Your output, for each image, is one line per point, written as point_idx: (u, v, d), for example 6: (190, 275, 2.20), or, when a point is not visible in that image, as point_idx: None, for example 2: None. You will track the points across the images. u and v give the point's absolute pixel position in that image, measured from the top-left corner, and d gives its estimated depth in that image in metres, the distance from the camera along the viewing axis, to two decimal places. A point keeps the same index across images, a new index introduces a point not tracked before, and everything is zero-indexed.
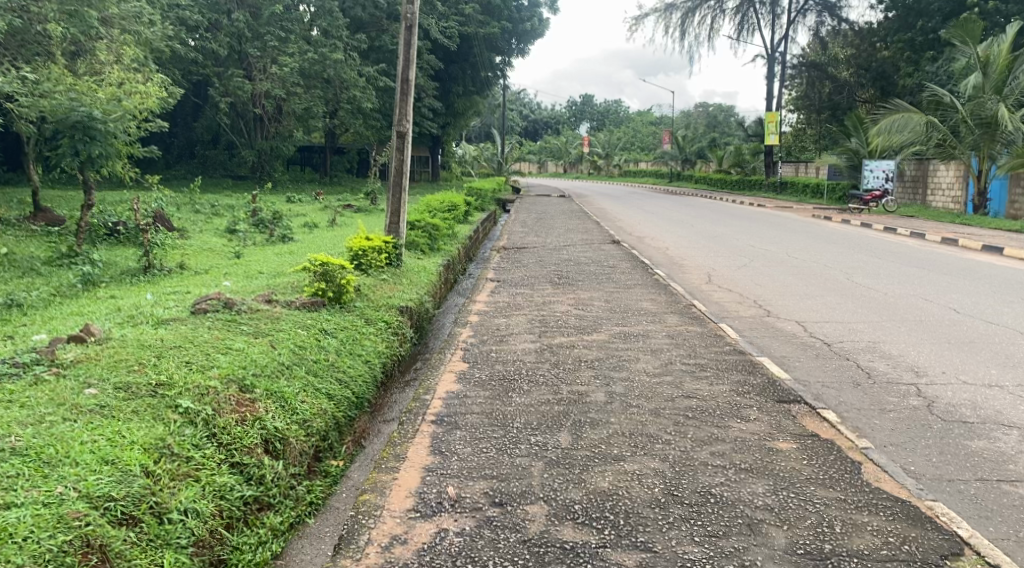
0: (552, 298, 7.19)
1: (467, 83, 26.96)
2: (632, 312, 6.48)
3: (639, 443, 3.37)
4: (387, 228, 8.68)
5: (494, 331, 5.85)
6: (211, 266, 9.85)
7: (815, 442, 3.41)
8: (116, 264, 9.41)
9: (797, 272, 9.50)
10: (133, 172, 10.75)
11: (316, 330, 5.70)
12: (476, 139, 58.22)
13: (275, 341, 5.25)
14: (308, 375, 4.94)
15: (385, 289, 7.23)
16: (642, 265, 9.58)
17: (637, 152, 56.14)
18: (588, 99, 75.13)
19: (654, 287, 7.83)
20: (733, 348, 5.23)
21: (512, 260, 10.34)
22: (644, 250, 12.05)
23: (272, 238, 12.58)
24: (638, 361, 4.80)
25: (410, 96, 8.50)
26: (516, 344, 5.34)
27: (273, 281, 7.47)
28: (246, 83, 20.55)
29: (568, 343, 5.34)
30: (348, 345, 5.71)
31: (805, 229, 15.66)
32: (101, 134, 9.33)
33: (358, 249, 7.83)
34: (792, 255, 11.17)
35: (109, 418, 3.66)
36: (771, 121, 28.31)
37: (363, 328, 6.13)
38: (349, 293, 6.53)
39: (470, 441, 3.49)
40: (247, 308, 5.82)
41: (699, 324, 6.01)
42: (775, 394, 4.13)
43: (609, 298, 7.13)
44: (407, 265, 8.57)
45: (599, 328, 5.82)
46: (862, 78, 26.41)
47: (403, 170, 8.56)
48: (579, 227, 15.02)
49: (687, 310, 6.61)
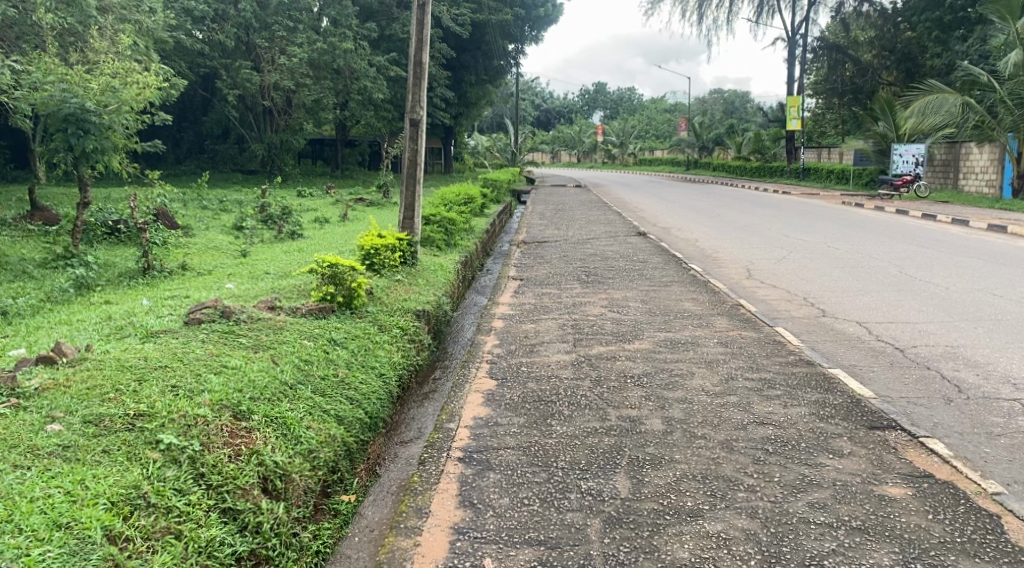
0: (583, 298, 6.56)
1: (480, 71, 26.30)
2: (674, 315, 5.85)
3: (717, 491, 2.84)
4: (401, 224, 8.04)
5: (523, 339, 5.22)
6: (216, 266, 9.29)
7: (935, 488, 2.86)
8: (115, 265, 8.89)
9: (844, 264, 8.87)
10: (132, 167, 10.20)
11: (323, 341, 5.09)
12: (488, 129, 57.60)
13: (278, 357, 4.64)
14: (316, 396, 4.34)
15: (399, 292, 6.60)
16: (674, 259, 8.94)
17: (652, 140, 55.37)
18: (601, 88, 74.38)
19: (693, 285, 7.19)
20: (798, 359, 4.61)
21: (534, 255, 9.72)
22: (673, 242, 11.40)
23: (281, 235, 12.03)
24: (693, 377, 4.18)
25: (424, 81, 7.82)
26: (550, 356, 4.71)
27: (278, 284, 6.87)
28: (255, 74, 19.96)
29: (609, 354, 4.71)
30: (359, 357, 5.11)
31: (838, 216, 14.93)
32: (95, 126, 8.77)
33: (369, 246, 7.17)
34: (831, 245, 10.50)
35: (72, 464, 3.09)
36: (793, 106, 27.47)
37: (376, 336, 5.54)
38: (361, 297, 5.90)
39: (506, 489, 2.93)
40: (247, 315, 5.18)
41: (751, 329, 5.39)
42: (863, 419, 3.52)
43: (645, 298, 6.51)
44: (422, 264, 7.94)
45: (641, 334, 5.21)
46: (887, 59, 25.56)
47: (418, 160, 7.90)
48: (600, 218, 14.37)
49: (735, 312, 5.98)
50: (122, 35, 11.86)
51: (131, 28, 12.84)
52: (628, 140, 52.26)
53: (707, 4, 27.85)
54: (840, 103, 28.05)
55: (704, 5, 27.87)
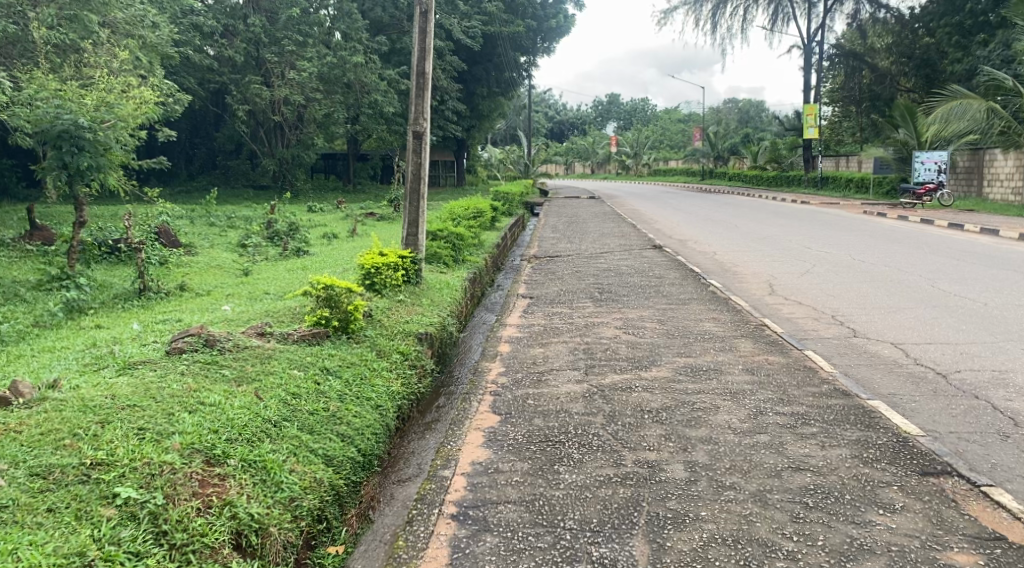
0: (596, 318, 6.15)
1: (492, 84, 26.02)
2: (695, 338, 5.43)
3: (751, 560, 2.51)
4: (404, 240, 7.67)
5: (531, 366, 4.82)
6: (216, 286, 8.95)
7: (1007, 555, 2.51)
8: (110, 286, 8.56)
9: (872, 278, 8.44)
10: (130, 185, 9.90)
11: (314, 371, 4.72)
12: (501, 142, 57.44)
13: (262, 390, 4.26)
14: (302, 435, 3.96)
15: (401, 313, 6.22)
16: (692, 274, 8.53)
17: (667, 150, 54.94)
18: (614, 99, 74.13)
19: (713, 303, 6.77)
20: (833, 388, 4.20)
21: (545, 270, 9.32)
22: (690, 255, 10.98)
23: (285, 252, 11.68)
24: (717, 412, 3.77)
25: (427, 92, 7.47)
26: (560, 387, 4.30)
27: (273, 307, 6.50)
28: (264, 89, 19.75)
29: (624, 384, 4.30)
30: (354, 387, 4.73)
31: (862, 226, 14.44)
32: (90, 143, 8.44)
33: (369, 265, 6.77)
34: (856, 258, 10.06)
35: (10, 528, 2.76)
36: (810, 114, 27.00)
37: (374, 363, 5.17)
38: (358, 320, 5.52)
39: (504, 557, 2.59)
40: (232, 344, 4.80)
41: (779, 353, 4.97)
42: (913, 462, 3.11)
43: (662, 318, 6.09)
44: (428, 282, 7.58)
45: (659, 360, 4.79)
46: (905, 66, 25.10)
47: (421, 175, 7.54)
48: (615, 231, 13.95)
49: (761, 335, 5.56)
50: (125, 51, 11.62)
51: (136, 43, 12.62)
52: (642, 151, 51.85)
53: (721, 12, 27.46)
54: (858, 110, 27.56)
55: (718, 14, 27.50)
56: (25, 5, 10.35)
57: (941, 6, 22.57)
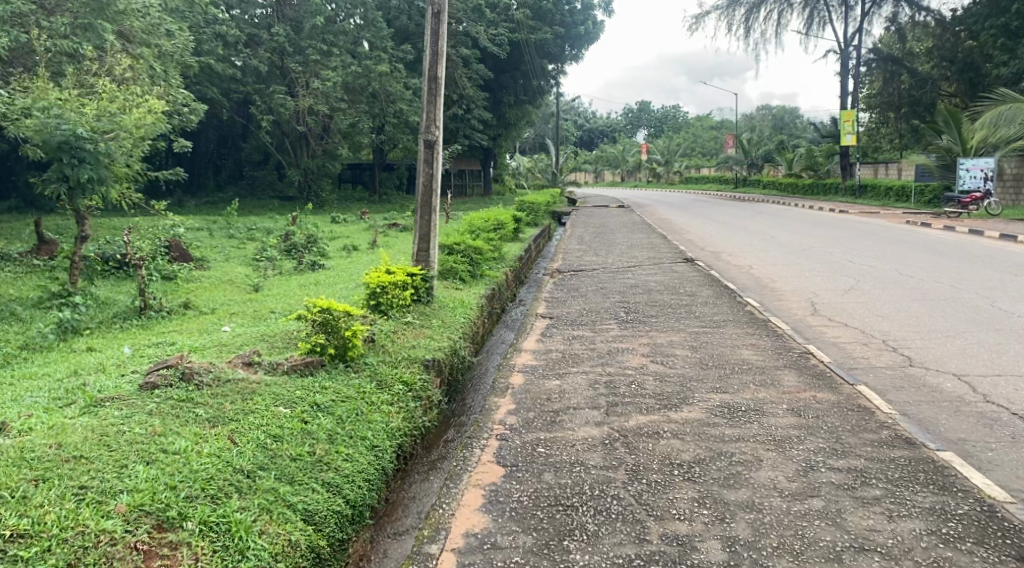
0: (621, 343, 5.61)
1: (519, 92, 25.55)
2: (731, 368, 4.88)
3: None
4: (416, 256, 7.18)
5: (547, 400, 4.32)
6: (224, 303, 8.54)
7: None
8: (112, 304, 8.18)
9: (924, 296, 7.81)
10: (136, 197, 9.53)
11: (302, 408, 4.21)
12: (530, 150, 56.94)
13: (238, 434, 3.76)
14: (278, 487, 3.45)
15: (407, 337, 5.70)
16: (725, 291, 7.97)
17: (698, 157, 54.11)
18: (645, 106, 73.43)
19: (750, 325, 6.20)
20: (892, 432, 3.65)
21: (568, 287, 8.78)
22: (723, 269, 10.37)
23: (301, 266, 11.27)
24: (759, 468, 3.21)
25: (439, 98, 6.97)
26: (577, 430, 3.77)
27: (270, 329, 6.02)
28: (289, 99, 19.48)
29: (650, 429, 3.75)
30: (348, 425, 4.21)
31: (907, 237, 13.70)
32: (91, 155, 8.02)
33: (376, 284, 6.27)
34: (905, 273, 9.42)
35: None
36: (846, 120, 26.22)
37: (375, 395, 4.65)
38: (358, 347, 5.02)
39: None
40: (213, 377, 4.31)
41: (827, 389, 4.38)
42: (1000, 543, 2.64)
43: (694, 344, 5.52)
44: (441, 300, 7.09)
45: (691, 397, 4.22)
46: (947, 71, 24.23)
47: (433, 186, 7.05)
48: (644, 242, 13.40)
49: (805, 364, 5.00)
50: (139, 60, 11.31)
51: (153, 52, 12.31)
52: (673, 158, 51.07)
53: (755, 17, 26.75)
54: (897, 116, 26.68)
55: (751, 18, 26.78)
56: (36, 14, 10.05)
57: (985, 8, 21.72)
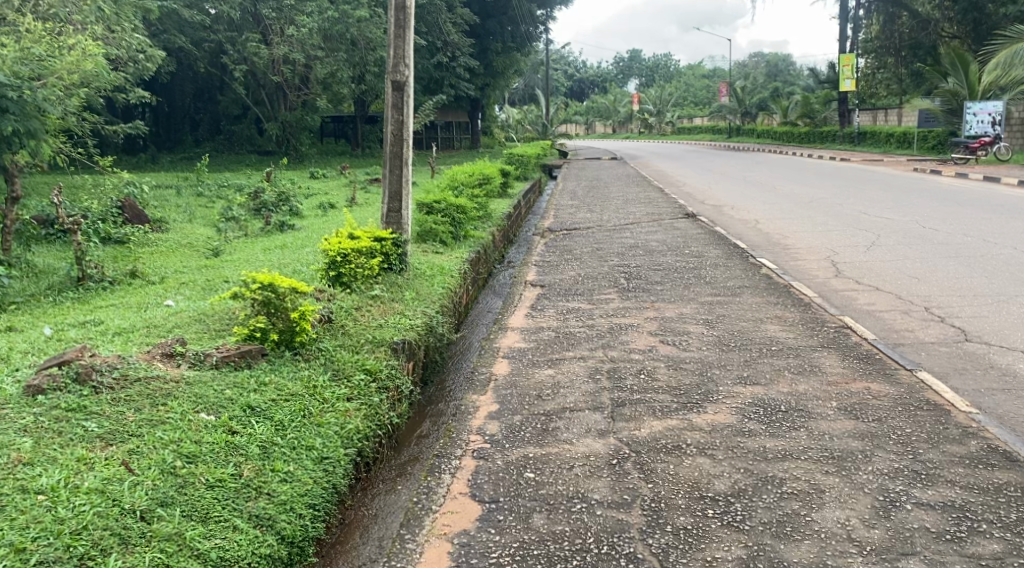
0: (627, 319, 4.75)
1: (507, 38, 24.24)
2: (758, 348, 4.06)
3: None
4: (386, 217, 6.26)
5: (537, 398, 3.47)
6: (175, 270, 7.61)
7: None
8: (47, 274, 7.20)
9: (958, 254, 6.98)
10: (69, 153, 8.50)
11: (230, 415, 3.35)
12: (519, 101, 55.58)
13: (137, 456, 2.93)
14: (184, 532, 2.63)
15: (371, 315, 4.81)
16: (737, 251, 7.11)
17: (690, 107, 52.85)
18: (636, 56, 71.80)
19: (774, 293, 5.36)
20: (982, 441, 2.83)
21: (560, 248, 7.91)
22: (728, 225, 9.52)
23: (268, 226, 10.32)
24: (822, 506, 2.40)
25: (408, 31, 6.02)
26: (575, 444, 2.92)
27: (210, 307, 5.11)
28: (262, 47, 18.25)
29: (669, 441, 2.90)
30: (288, 432, 3.37)
31: (919, 186, 12.84)
32: (16, 104, 6.87)
33: (336, 251, 5.38)
34: (929, 226, 8.58)
35: None
36: (845, 64, 25.05)
37: (328, 390, 3.79)
38: (308, 330, 4.14)
39: None
40: (116, 377, 3.45)
41: (882, 380, 3.54)
42: None
43: (710, 318, 4.67)
44: (416, 267, 6.22)
45: (715, 393, 3.39)
46: (950, 11, 22.77)
47: (404, 136, 6.11)
48: (641, 196, 12.50)
49: (846, 343, 4.17)
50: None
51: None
52: (665, 108, 49.87)
53: None
54: (898, 60, 25.59)
55: None
56: None
57: None
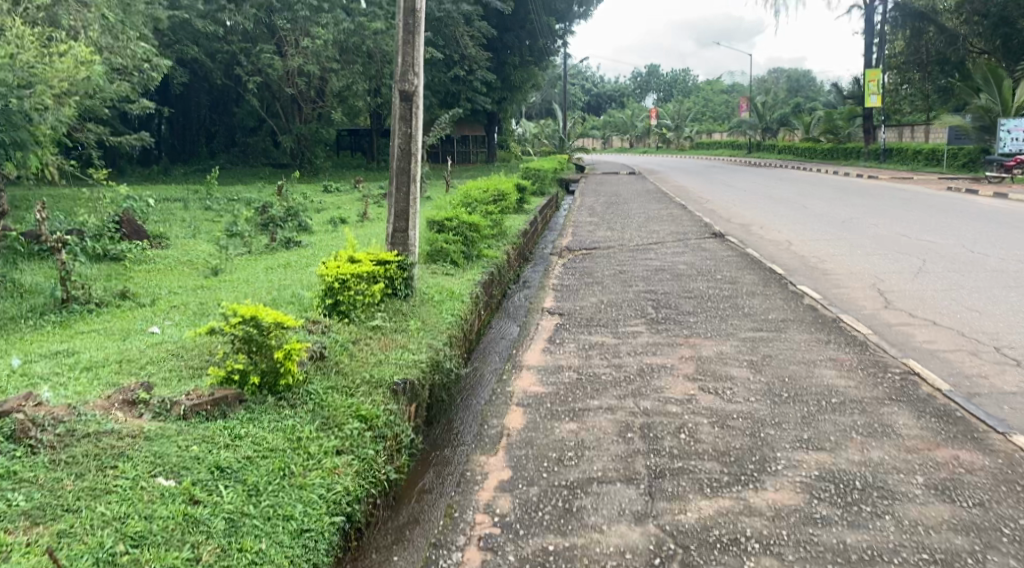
0: (661, 359, 4.17)
1: (524, 52, 23.74)
2: (816, 400, 3.48)
3: None
4: (391, 237, 5.72)
5: (559, 463, 2.92)
6: (169, 291, 7.07)
7: None
8: (32, 295, 6.68)
9: (1017, 283, 6.35)
10: (63, 165, 8.03)
11: (193, 477, 2.82)
12: (535, 115, 55.19)
13: (68, 541, 2.43)
14: None
15: (371, 351, 4.26)
16: (774, 277, 6.52)
17: (709, 122, 52.20)
18: (654, 70, 71.29)
19: (823, 329, 4.78)
20: None
21: (580, 270, 7.35)
22: (759, 246, 8.94)
23: (273, 242, 9.83)
24: None
25: (417, 38, 5.52)
26: (605, 534, 2.43)
27: (191, 339, 4.59)
28: (276, 58, 17.80)
29: (724, 532, 2.41)
30: (260, 495, 2.83)
31: (958, 206, 12.19)
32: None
33: (334, 276, 4.85)
34: (976, 250, 7.95)
35: None
36: (871, 79, 24.37)
37: (313, 442, 3.24)
38: (294, 371, 3.60)
39: None
40: (61, 433, 2.95)
41: (972, 445, 2.97)
42: None
43: (755, 359, 4.10)
44: (423, 291, 5.67)
45: (772, 460, 2.83)
46: (980, 27, 22.04)
47: (412, 150, 5.59)
48: (663, 214, 11.94)
49: (915, 394, 3.59)
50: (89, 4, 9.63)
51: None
52: (683, 124, 49.50)
53: None
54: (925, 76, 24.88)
55: None
56: None
57: None
